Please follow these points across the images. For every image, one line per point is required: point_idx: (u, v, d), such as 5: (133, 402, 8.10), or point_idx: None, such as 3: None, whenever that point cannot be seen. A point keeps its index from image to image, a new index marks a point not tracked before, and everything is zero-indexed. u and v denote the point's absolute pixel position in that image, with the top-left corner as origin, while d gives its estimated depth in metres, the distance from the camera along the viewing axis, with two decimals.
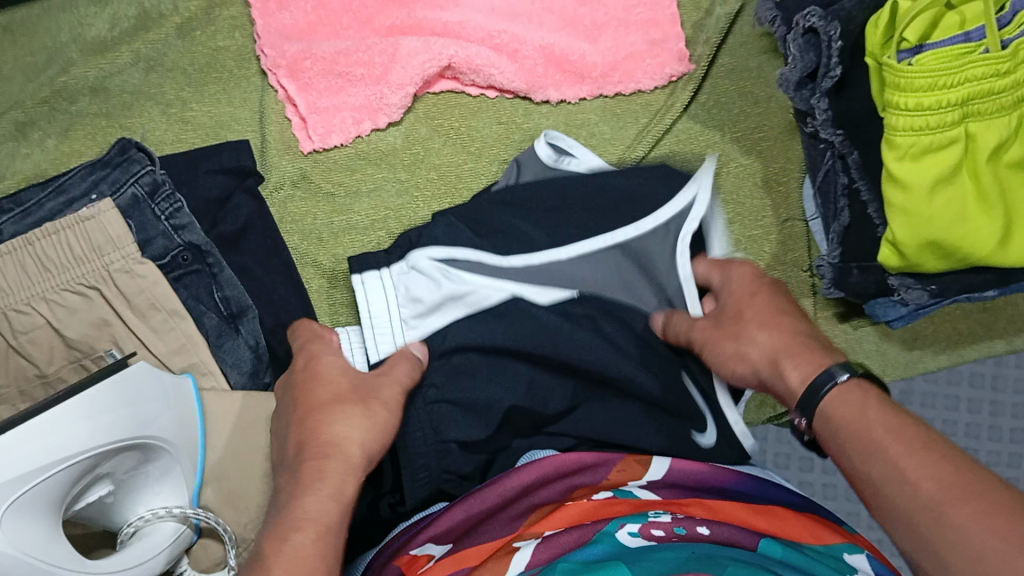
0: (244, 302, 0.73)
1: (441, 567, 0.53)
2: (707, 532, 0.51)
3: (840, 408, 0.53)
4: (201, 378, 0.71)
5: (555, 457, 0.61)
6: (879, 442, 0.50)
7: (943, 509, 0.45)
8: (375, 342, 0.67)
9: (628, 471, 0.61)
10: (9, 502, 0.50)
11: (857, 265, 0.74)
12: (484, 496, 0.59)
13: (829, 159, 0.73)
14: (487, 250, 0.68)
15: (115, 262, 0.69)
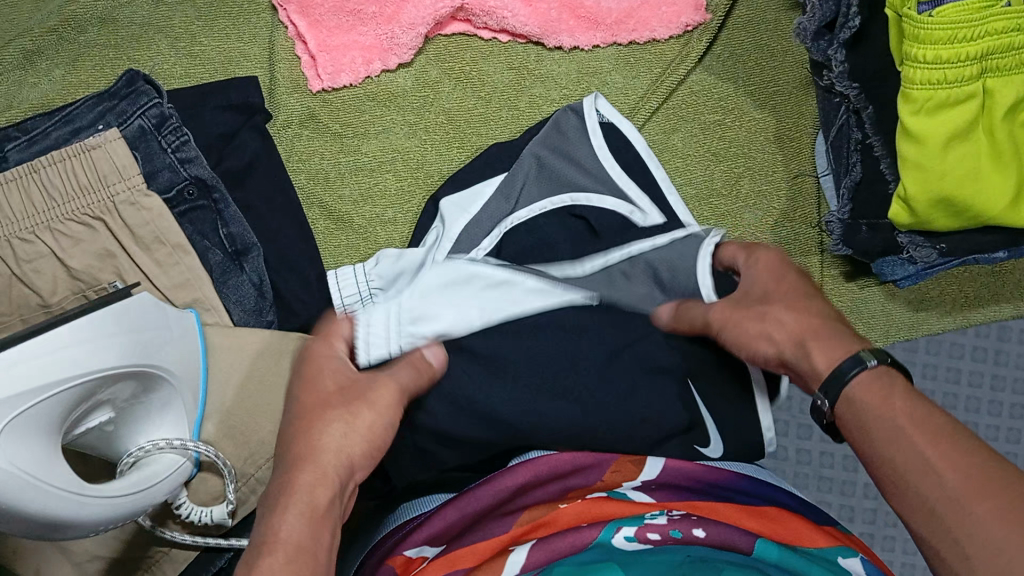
0: (248, 240, 0.73)
1: (435, 569, 0.55)
2: (702, 535, 0.53)
3: (864, 393, 0.51)
4: (204, 314, 0.71)
5: (547, 457, 0.61)
6: (900, 431, 0.49)
7: (964, 501, 0.44)
8: (365, 348, 0.62)
9: (622, 472, 0.61)
10: (9, 419, 0.50)
11: (866, 223, 0.73)
12: (475, 498, 0.60)
13: (844, 114, 0.73)
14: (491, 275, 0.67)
15: (120, 194, 0.69)
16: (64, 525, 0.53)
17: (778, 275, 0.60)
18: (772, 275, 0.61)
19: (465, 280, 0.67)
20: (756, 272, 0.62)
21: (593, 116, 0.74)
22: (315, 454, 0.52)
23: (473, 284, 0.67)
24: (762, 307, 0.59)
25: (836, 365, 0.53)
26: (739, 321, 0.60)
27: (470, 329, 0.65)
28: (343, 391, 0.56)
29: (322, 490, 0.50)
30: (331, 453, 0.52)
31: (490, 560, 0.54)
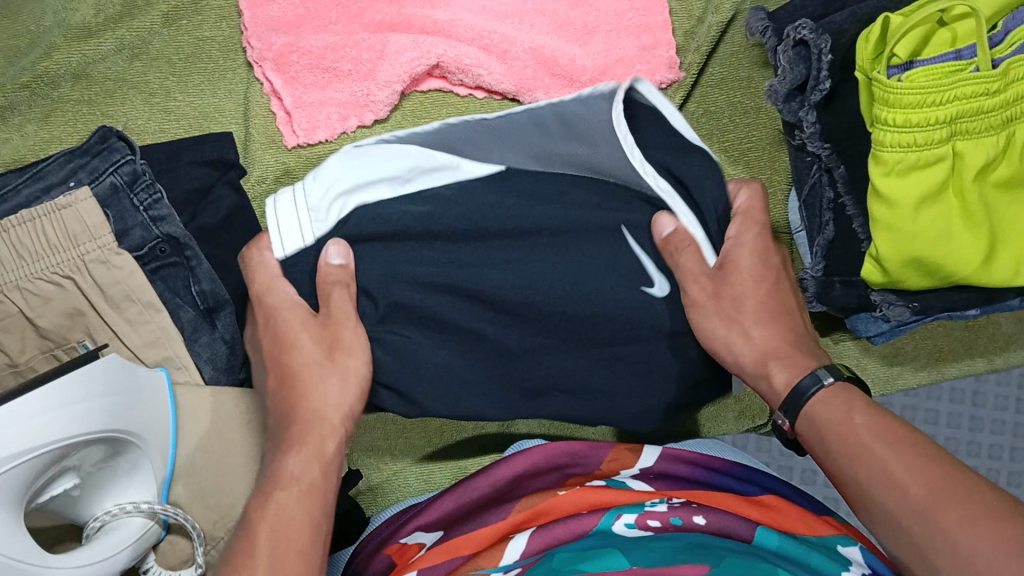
0: (221, 297, 0.72)
1: (436, 556, 0.62)
2: (702, 521, 0.59)
3: (824, 410, 0.58)
4: (175, 372, 0.70)
5: (543, 448, 0.69)
6: (865, 446, 0.54)
7: (931, 513, 0.50)
8: (280, 239, 0.66)
9: (620, 460, 0.70)
10: None
11: (840, 280, 0.73)
12: (475, 487, 0.68)
13: (816, 172, 0.73)
14: (426, 151, 0.66)
15: (91, 253, 0.68)
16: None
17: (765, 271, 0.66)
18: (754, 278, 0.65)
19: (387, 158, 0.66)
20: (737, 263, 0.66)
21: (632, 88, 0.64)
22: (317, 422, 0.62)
23: (400, 156, 0.66)
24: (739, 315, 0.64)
25: (797, 382, 0.60)
26: (710, 316, 0.65)
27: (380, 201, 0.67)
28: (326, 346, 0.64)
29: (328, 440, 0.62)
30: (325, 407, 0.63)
31: (491, 547, 0.61)
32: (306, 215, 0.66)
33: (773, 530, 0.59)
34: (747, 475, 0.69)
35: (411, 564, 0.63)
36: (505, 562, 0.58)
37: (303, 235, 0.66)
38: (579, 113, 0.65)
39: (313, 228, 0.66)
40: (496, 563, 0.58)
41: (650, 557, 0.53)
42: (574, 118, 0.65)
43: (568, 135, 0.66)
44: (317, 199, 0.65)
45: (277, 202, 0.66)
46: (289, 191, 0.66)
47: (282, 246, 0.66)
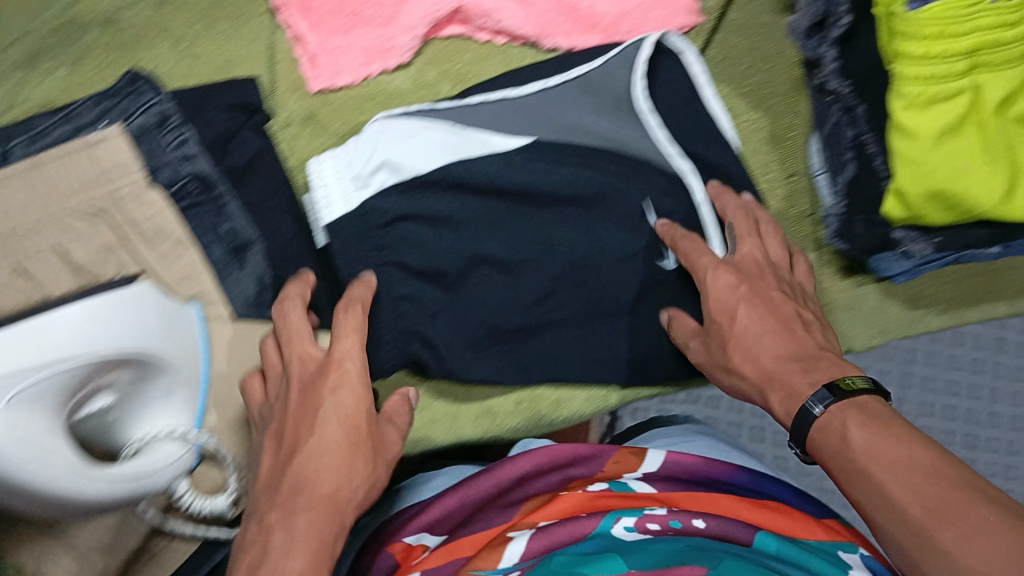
0: (248, 236, 0.74)
1: (441, 556, 0.63)
2: (702, 525, 0.61)
3: (821, 437, 0.59)
4: (207, 307, 0.72)
5: (547, 449, 0.71)
6: (864, 469, 0.55)
7: (929, 531, 0.50)
8: (325, 205, 0.73)
9: (623, 463, 0.72)
10: (24, 387, 0.50)
11: (861, 217, 0.73)
12: (477, 487, 0.68)
13: (836, 112, 0.74)
14: (473, 127, 0.75)
15: (123, 188, 0.70)
16: (72, 504, 0.54)
17: (735, 294, 0.69)
18: (729, 302, 0.69)
19: (435, 133, 0.74)
20: (711, 291, 0.70)
21: (648, 49, 0.75)
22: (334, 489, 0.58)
23: (444, 133, 0.74)
24: (726, 354, 0.68)
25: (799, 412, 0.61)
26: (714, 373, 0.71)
27: (419, 173, 0.73)
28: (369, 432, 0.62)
29: (359, 488, 0.59)
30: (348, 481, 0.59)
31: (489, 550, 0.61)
32: (349, 183, 0.73)
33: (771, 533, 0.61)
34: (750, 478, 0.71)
35: (413, 565, 0.63)
36: (504, 564, 0.59)
37: (347, 198, 0.73)
38: (605, 84, 0.77)
39: (356, 196, 0.73)
40: (495, 565, 0.59)
41: (647, 560, 0.56)
42: (610, 91, 0.77)
43: (597, 107, 0.77)
44: (358, 165, 0.73)
45: (317, 166, 0.73)
46: (331, 154, 0.74)
47: (326, 212, 0.73)
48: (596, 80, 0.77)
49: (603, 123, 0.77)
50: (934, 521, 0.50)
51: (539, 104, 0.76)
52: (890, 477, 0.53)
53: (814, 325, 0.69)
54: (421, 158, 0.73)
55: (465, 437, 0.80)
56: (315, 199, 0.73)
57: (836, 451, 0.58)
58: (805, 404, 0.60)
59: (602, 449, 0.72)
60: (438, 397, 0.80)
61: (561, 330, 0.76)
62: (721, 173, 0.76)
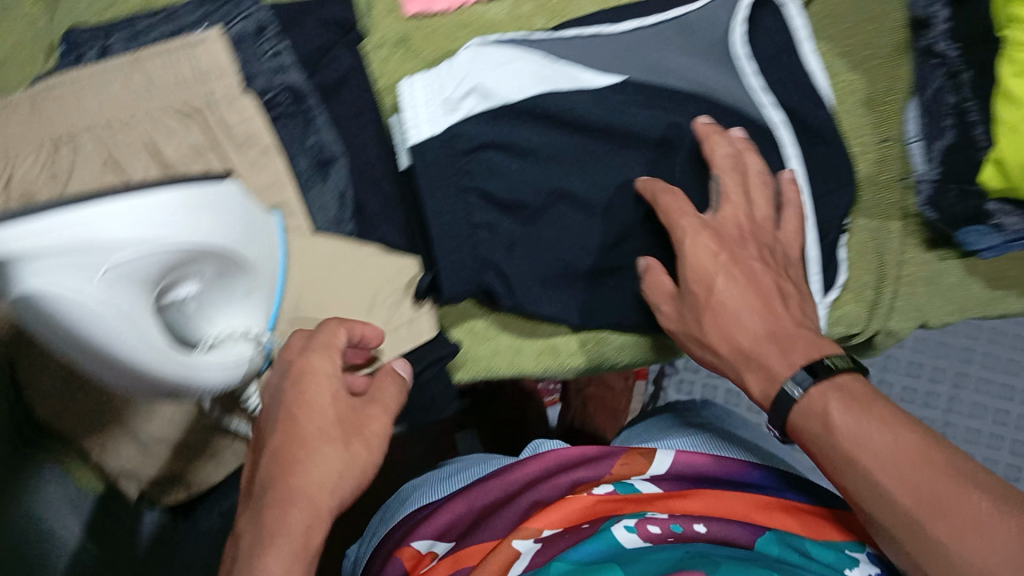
0: (334, 151, 0.74)
1: (449, 564, 0.68)
2: (702, 529, 0.66)
3: (802, 417, 0.60)
4: (288, 218, 0.72)
5: (552, 455, 0.78)
6: (846, 455, 0.56)
7: (917, 522, 0.52)
8: (412, 125, 0.73)
9: (630, 465, 0.75)
10: (119, 259, 0.51)
11: (956, 185, 0.71)
12: (488, 490, 0.76)
13: (939, 77, 0.73)
14: (564, 59, 0.75)
15: (218, 91, 0.72)
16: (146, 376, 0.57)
17: (715, 263, 0.67)
18: (708, 271, 0.67)
19: (528, 62, 0.74)
20: (689, 257, 0.68)
21: None
22: (317, 483, 0.55)
23: (537, 64, 0.74)
24: (704, 320, 0.68)
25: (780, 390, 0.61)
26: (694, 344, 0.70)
27: (509, 101, 0.73)
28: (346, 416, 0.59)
29: (347, 478, 0.57)
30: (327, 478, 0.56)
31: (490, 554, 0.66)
32: (439, 105, 0.73)
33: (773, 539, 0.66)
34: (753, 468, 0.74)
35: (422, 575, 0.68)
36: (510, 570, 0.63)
37: (434, 121, 0.73)
38: (701, 29, 0.76)
39: (445, 118, 0.73)
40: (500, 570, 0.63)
41: (645, 568, 0.60)
42: (706, 37, 0.76)
43: (690, 50, 0.76)
44: (450, 88, 0.74)
45: (410, 88, 0.74)
46: (422, 76, 0.74)
47: (413, 132, 0.73)
48: (694, 23, 0.76)
49: (697, 67, 0.76)
50: (926, 512, 0.52)
51: (632, 42, 0.76)
52: (879, 467, 0.54)
53: (795, 301, 0.68)
54: (512, 85, 0.74)
55: (525, 372, 0.83)
56: (404, 117, 0.73)
57: (816, 434, 0.59)
58: (783, 387, 0.61)
59: (611, 452, 0.77)
60: (504, 329, 0.83)
61: (623, 278, 0.76)
62: (805, 125, 0.75)
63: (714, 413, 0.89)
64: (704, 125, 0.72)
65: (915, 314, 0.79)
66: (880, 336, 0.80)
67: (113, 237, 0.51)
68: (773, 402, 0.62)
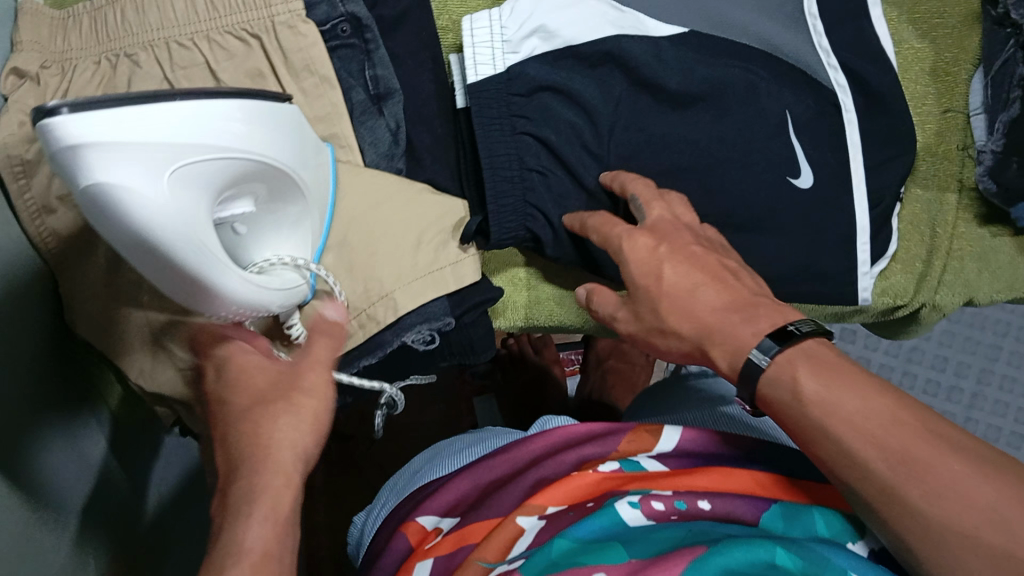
0: (392, 86, 0.73)
1: (448, 543, 0.67)
2: (708, 507, 0.64)
3: (772, 386, 0.58)
4: (339, 150, 0.72)
5: (561, 431, 0.78)
6: (821, 426, 0.56)
7: (896, 489, 0.53)
8: (473, 65, 0.71)
9: (638, 442, 0.74)
10: (179, 161, 0.50)
11: (1016, 159, 0.70)
12: (493, 469, 0.76)
13: (1011, 48, 0.71)
14: (629, 8, 0.74)
15: (281, 16, 0.71)
16: (207, 292, 0.55)
17: (655, 257, 0.65)
18: (652, 266, 0.65)
19: (592, 8, 0.73)
20: (631, 256, 0.66)
21: None
22: (268, 441, 0.54)
23: (600, 10, 0.73)
24: (659, 318, 0.64)
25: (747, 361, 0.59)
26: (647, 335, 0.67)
27: (570, 45, 0.72)
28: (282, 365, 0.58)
29: (300, 434, 0.55)
30: (282, 437, 0.54)
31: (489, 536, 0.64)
32: (501, 47, 0.72)
33: (779, 512, 0.63)
34: (747, 444, 0.73)
35: (427, 552, 0.68)
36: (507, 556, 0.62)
37: (496, 61, 0.71)
38: None
39: (505, 61, 0.72)
40: (498, 557, 0.62)
41: (648, 550, 0.58)
42: None
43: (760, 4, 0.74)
44: (511, 30, 0.72)
45: (473, 25, 0.71)
46: (485, 14, 0.72)
47: (475, 74, 0.71)
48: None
49: (765, 23, 0.74)
50: (902, 476, 0.53)
51: None
52: (853, 433, 0.54)
53: (743, 273, 0.66)
54: (572, 29, 0.72)
55: (566, 323, 0.85)
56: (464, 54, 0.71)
57: (786, 403, 0.58)
58: (749, 358, 0.59)
59: (617, 428, 0.77)
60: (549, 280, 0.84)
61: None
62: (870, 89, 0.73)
63: (711, 396, 0.89)
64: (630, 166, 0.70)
65: (962, 289, 0.78)
66: (927, 310, 0.79)
67: (183, 136, 0.50)
68: (740, 375, 0.60)
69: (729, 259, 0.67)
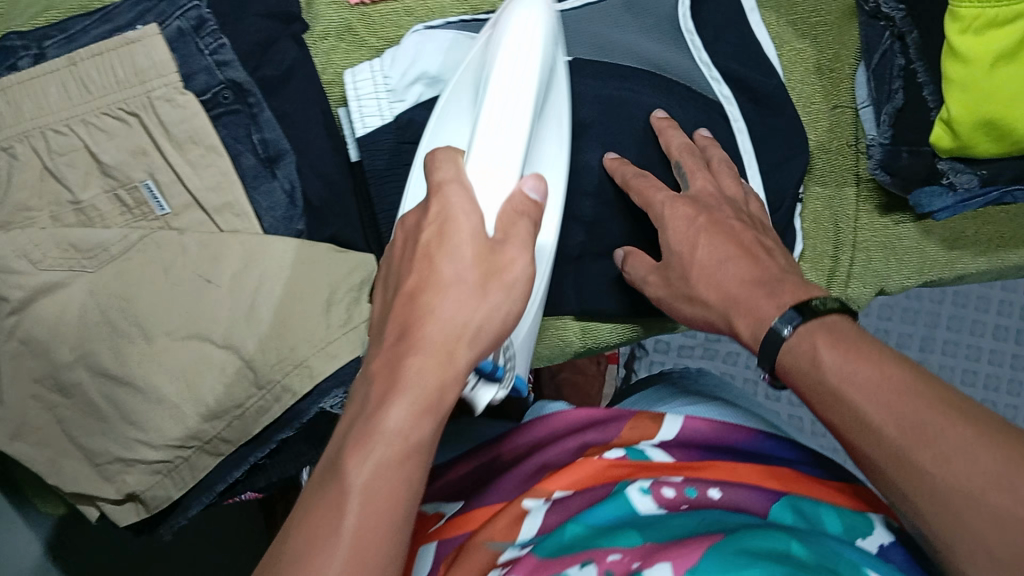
0: (281, 146, 0.73)
1: (455, 527, 0.66)
2: (717, 496, 0.61)
3: (793, 356, 0.56)
4: (234, 219, 0.71)
5: (561, 418, 0.75)
6: (837, 392, 0.53)
7: (908, 455, 0.49)
8: (360, 118, 0.74)
9: (640, 428, 0.72)
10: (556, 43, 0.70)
11: (907, 148, 0.71)
12: (495, 456, 0.74)
13: (888, 39, 0.73)
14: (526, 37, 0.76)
15: (158, 89, 0.69)
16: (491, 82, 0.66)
17: (694, 227, 0.65)
18: (688, 237, 0.65)
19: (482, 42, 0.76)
20: (669, 227, 0.67)
21: None
22: (418, 331, 0.48)
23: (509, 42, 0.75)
24: (688, 285, 0.65)
25: (770, 327, 0.57)
26: (674, 302, 0.68)
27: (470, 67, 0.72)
28: (483, 259, 0.50)
29: (460, 347, 0.49)
30: (439, 323, 0.48)
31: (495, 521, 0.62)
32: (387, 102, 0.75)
33: (789, 506, 0.61)
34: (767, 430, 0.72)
35: (431, 534, 0.68)
36: (523, 538, 0.60)
37: (382, 111, 0.74)
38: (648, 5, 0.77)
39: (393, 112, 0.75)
40: (512, 539, 0.60)
41: (663, 534, 0.55)
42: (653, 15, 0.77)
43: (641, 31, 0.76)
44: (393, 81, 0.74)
45: (354, 79, 0.75)
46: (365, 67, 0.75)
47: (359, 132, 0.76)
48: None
49: (648, 45, 0.76)
50: (910, 440, 0.49)
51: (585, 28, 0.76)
52: (864, 399, 0.51)
53: (780, 253, 0.64)
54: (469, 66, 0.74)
55: (551, 359, 0.82)
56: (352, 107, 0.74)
57: (805, 374, 0.55)
58: (772, 326, 0.57)
59: (620, 414, 0.74)
60: None
61: (605, 260, 0.76)
62: (759, 93, 0.75)
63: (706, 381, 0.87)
64: (703, 129, 0.72)
65: (873, 280, 0.78)
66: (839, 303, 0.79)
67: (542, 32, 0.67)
68: (761, 347, 0.58)
69: (767, 237, 0.65)
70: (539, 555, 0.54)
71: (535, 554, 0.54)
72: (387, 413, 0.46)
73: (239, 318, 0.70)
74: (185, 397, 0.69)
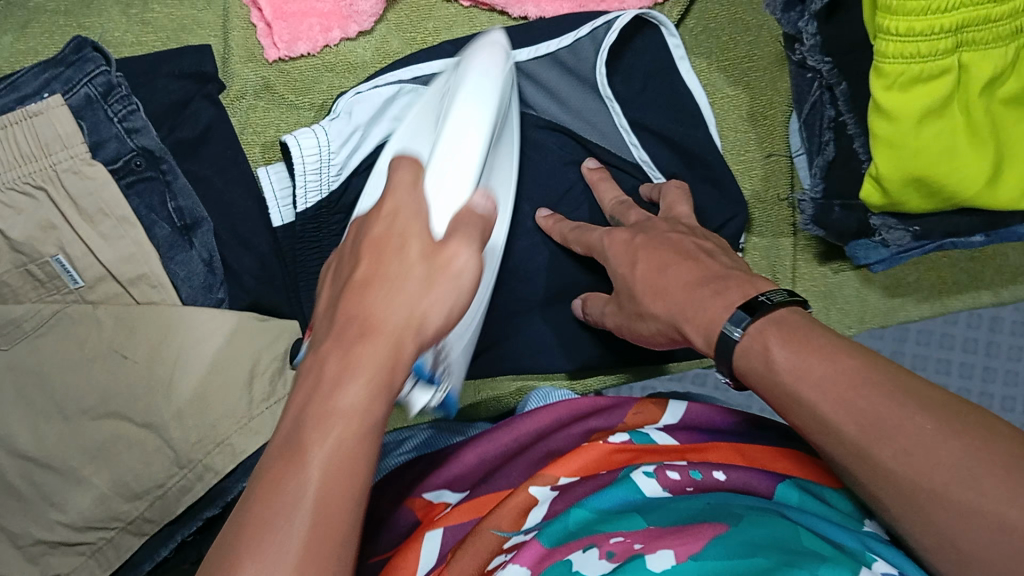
0: (197, 214, 0.71)
1: (462, 514, 0.61)
2: (722, 477, 0.57)
3: (748, 359, 0.50)
4: (151, 290, 0.70)
5: (568, 402, 0.67)
6: (793, 393, 0.47)
7: (865, 449, 0.44)
8: (303, 193, 0.72)
9: (644, 413, 0.66)
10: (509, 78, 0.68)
11: (840, 202, 0.70)
12: (494, 442, 0.65)
13: (818, 89, 0.70)
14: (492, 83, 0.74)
15: (62, 162, 0.67)
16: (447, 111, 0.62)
17: (631, 248, 0.63)
18: (627, 256, 0.63)
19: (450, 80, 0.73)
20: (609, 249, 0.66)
21: (617, 31, 0.72)
22: (376, 319, 0.46)
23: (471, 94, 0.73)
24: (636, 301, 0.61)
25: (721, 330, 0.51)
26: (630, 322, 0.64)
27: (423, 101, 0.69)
28: (428, 257, 0.49)
29: (408, 340, 0.47)
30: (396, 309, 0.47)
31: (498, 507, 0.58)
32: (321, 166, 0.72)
33: (796, 484, 0.56)
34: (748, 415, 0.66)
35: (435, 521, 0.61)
36: (527, 526, 0.56)
37: (323, 184, 0.72)
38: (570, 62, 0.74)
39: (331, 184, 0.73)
40: (516, 527, 0.56)
41: (669, 517, 0.51)
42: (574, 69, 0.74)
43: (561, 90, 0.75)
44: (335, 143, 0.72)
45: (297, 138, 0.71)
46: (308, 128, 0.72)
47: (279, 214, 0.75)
48: (565, 60, 0.74)
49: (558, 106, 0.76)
50: (869, 438, 0.44)
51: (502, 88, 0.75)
52: (817, 397, 0.46)
53: (721, 253, 0.60)
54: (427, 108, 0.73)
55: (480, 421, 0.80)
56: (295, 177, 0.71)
57: (762, 375, 0.49)
58: (723, 329, 0.51)
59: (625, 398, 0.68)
60: None
61: (547, 312, 0.77)
62: (687, 152, 0.75)
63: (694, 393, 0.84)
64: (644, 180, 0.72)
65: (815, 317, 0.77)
66: None
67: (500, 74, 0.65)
68: (717, 351, 0.52)
69: (706, 242, 0.62)
70: (541, 541, 0.51)
71: (538, 539, 0.51)
72: (341, 391, 0.43)
73: (157, 390, 0.68)
74: (104, 475, 0.67)
